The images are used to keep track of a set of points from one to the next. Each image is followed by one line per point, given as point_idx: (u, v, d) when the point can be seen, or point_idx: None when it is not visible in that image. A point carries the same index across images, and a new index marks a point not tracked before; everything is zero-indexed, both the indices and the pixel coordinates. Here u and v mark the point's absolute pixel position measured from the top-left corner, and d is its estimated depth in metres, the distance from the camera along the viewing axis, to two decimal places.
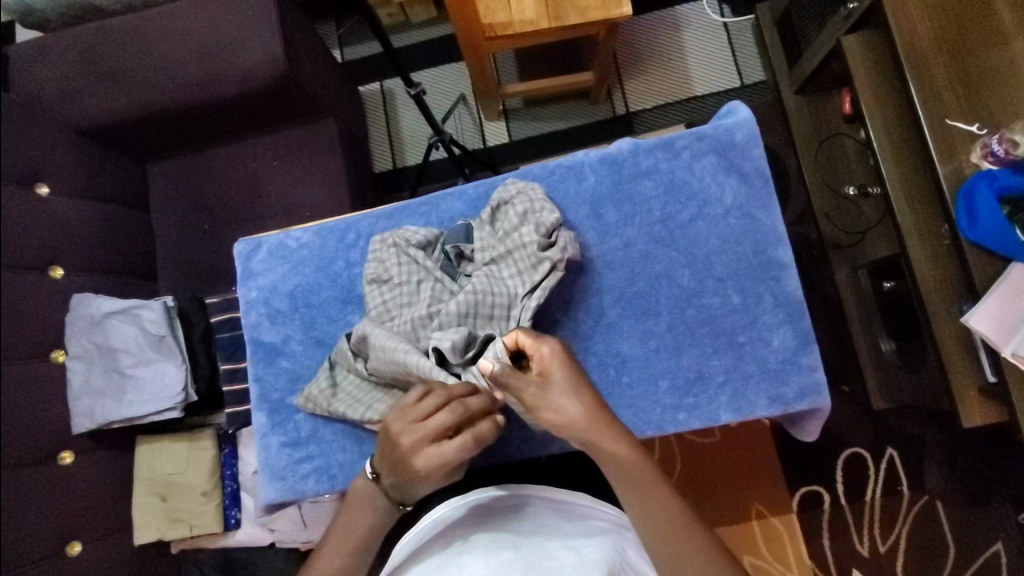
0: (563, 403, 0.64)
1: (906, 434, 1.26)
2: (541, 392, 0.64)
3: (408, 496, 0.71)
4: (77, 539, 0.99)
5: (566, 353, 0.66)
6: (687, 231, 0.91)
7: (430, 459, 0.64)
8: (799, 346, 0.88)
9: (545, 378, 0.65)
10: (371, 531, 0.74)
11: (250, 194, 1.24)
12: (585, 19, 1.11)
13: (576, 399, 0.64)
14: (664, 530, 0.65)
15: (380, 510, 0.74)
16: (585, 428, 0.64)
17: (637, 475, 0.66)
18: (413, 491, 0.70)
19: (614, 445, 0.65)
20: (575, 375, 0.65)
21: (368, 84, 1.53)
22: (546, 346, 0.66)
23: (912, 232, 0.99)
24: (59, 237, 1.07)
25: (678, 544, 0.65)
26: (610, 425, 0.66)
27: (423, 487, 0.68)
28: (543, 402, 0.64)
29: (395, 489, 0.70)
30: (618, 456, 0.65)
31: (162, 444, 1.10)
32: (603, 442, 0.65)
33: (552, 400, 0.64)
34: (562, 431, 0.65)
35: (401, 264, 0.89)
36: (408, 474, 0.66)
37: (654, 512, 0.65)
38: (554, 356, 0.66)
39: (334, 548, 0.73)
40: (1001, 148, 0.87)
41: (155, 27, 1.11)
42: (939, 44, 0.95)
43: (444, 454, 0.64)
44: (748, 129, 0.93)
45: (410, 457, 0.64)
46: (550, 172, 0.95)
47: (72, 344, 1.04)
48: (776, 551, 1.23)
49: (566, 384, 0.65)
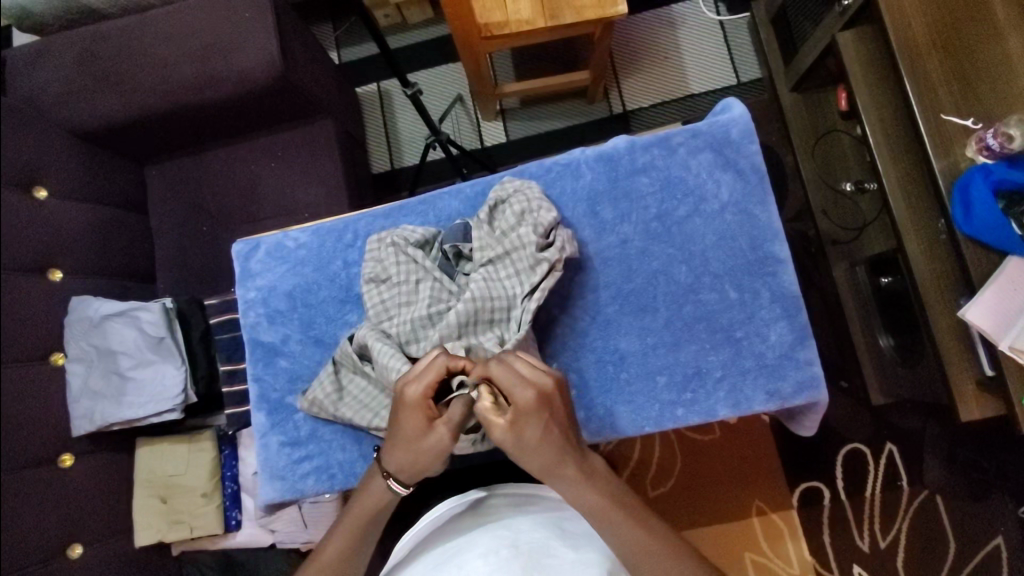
0: (525, 454, 0.65)
1: (906, 429, 1.26)
2: (513, 435, 0.65)
3: (402, 468, 0.72)
4: (78, 540, 0.99)
5: (538, 408, 0.64)
6: (684, 227, 0.92)
7: (412, 385, 0.68)
8: (796, 340, 0.88)
9: (517, 428, 0.64)
10: (372, 515, 0.74)
11: (248, 195, 1.24)
12: (581, 18, 1.11)
13: (539, 451, 0.65)
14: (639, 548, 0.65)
15: (379, 492, 0.74)
16: (543, 471, 0.66)
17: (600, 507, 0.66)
18: (412, 457, 0.70)
19: (569, 484, 0.67)
20: (544, 428, 0.65)
21: (365, 84, 1.53)
22: (520, 395, 0.64)
23: (908, 226, 0.99)
24: (59, 239, 1.07)
25: (660, 562, 0.66)
26: (575, 463, 0.67)
27: (413, 444, 0.70)
28: (509, 450, 0.66)
29: (390, 456, 0.72)
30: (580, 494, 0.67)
31: (162, 445, 1.10)
32: (566, 482, 0.66)
33: (519, 448, 0.65)
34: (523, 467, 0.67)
35: (400, 263, 0.88)
36: (398, 416, 0.70)
37: (626, 535, 0.65)
38: (528, 404, 0.64)
39: (335, 532, 0.75)
40: (995, 141, 0.87)
41: (151, 29, 1.11)
42: (934, 40, 0.95)
43: (420, 378, 0.69)
44: (743, 125, 0.93)
45: (400, 391, 0.69)
46: (547, 170, 0.96)
47: (72, 347, 1.04)
48: (778, 547, 1.23)
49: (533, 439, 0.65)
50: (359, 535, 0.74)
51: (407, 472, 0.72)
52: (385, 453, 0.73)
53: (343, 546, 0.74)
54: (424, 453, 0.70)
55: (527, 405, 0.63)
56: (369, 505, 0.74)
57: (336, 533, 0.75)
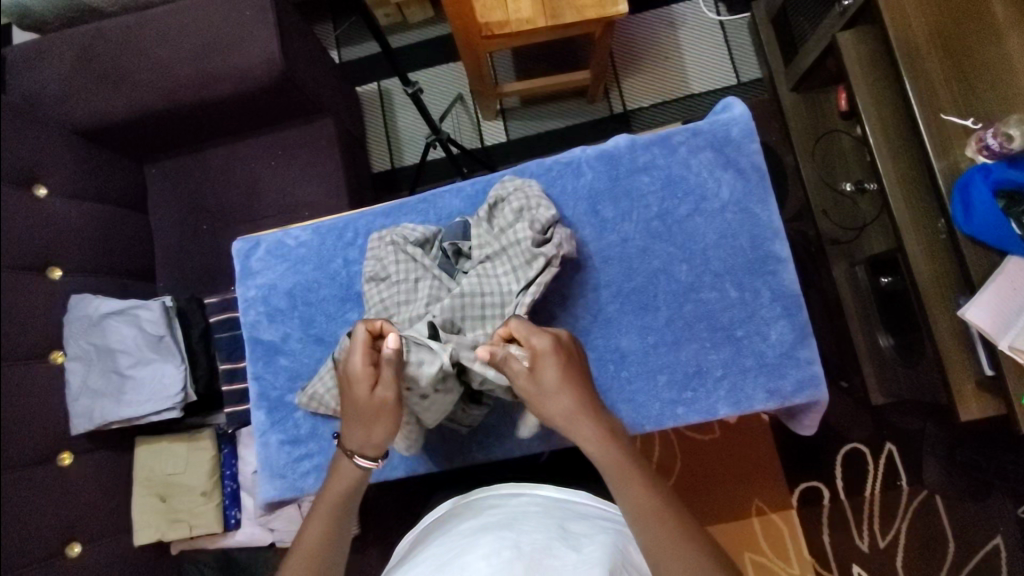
0: (551, 397, 0.68)
1: (906, 429, 1.26)
2: (533, 382, 0.68)
3: (368, 443, 0.71)
4: (77, 539, 0.99)
5: (556, 353, 0.68)
6: (684, 226, 0.92)
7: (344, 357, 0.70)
8: (796, 340, 0.88)
9: (534, 374, 0.68)
10: (347, 494, 0.72)
11: (248, 194, 1.24)
12: (582, 17, 1.11)
13: (560, 394, 0.68)
14: (641, 515, 0.62)
15: (345, 471, 0.72)
16: (563, 419, 0.68)
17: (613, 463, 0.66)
18: (377, 429, 0.70)
19: (591, 437, 0.67)
20: (563, 373, 0.68)
21: (365, 84, 1.53)
22: (538, 340, 0.68)
23: (909, 227, 0.99)
24: (58, 238, 1.07)
25: (670, 530, 0.61)
26: (590, 418, 0.68)
27: (358, 411, 0.70)
28: (534, 398, 0.68)
29: (352, 434, 0.71)
30: (597, 448, 0.67)
31: (161, 444, 1.10)
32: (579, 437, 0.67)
33: (538, 396, 0.68)
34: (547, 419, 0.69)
35: (400, 261, 0.88)
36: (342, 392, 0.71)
37: (634, 496, 0.64)
38: (547, 350, 0.68)
39: (310, 518, 0.70)
40: (995, 141, 0.87)
41: (151, 27, 1.11)
42: (934, 40, 0.95)
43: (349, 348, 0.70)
44: (743, 124, 0.93)
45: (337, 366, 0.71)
46: (547, 169, 0.96)
47: (71, 345, 1.03)
48: (778, 547, 1.23)
49: (553, 380, 0.68)
50: (341, 513, 0.70)
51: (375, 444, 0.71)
52: (348, 435, 0.72)
53: (328, 527, 0.69)
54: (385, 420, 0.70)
55: (546, 349, 0.67)
56: (338, 486, 0.72)
57: (316, 515, 0.70)
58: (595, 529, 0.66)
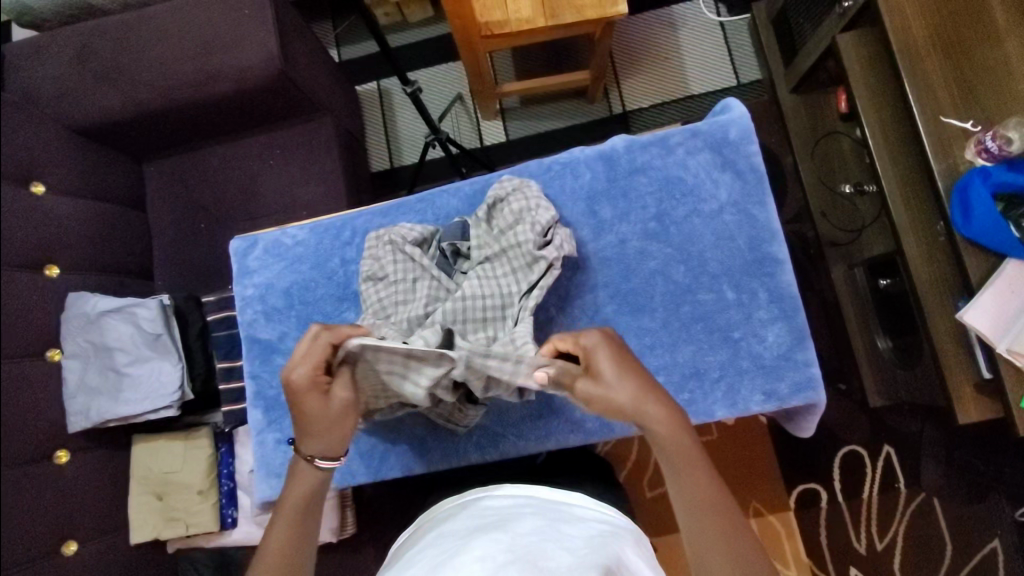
0: (614, 387, 0.66)
1: (904, 432, 1.26)
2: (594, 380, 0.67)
3: (325, 443, 0.73)
4: (72, 539, 0.98)
5: (608, 345, 0.68)
6: (682, 227, 0.92)
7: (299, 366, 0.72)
8: (793, 342, 0.88)
9: (593, 370, 0.67)
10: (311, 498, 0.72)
11: (247, 193, 1.24)
12: (581, 17, 1.11)
13: (622, 383, 0.66)
14: (700, 506, 0.63)
15: (305, 476, 0.72)
16: (631, 408, 0.65)
17: (678, 450, 0.65)
18: (335, 432, 0.73)
19: (658, 423, 0.65)
20: (622, 363, 0.67)
21: (364, 83, 1.53)
22: (589, 338, 0.68)
23: (908, 229, 0.99)
24: (56, 235, 1.07)
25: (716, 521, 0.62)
26: (657, 400, 0.66)
27: (314, 415, 0.72)
28: (593, 396, 0.67)
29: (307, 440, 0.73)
30: (659, 435, 0.65)
31: (158, 443, 1.09)
32: (647, 420, 0.65)
33: (602, 389, 0.66)
34: (614, 415, 0.67)
35: (397, 261, 0.88)
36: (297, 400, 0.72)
37: (692, 484, 0.64)
38: (599, 345, 0.68)
39: (277, 525, 0.69)
40: (994, 144, 0.87)
41: (151, 26, 1.11)
42: (934, 42, 0.95)
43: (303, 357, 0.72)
44: (742, 125, 0.93)
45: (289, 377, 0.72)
46: (546, 169, 0.95)
47: (68, 343, 1.03)
48: (775, 549, 1.23)
49: (611, 372, 0.67)
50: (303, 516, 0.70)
51: (335, 445, 0.74)
52: (304, 442, 0.73)
53: (294, 529, 0.69)
54: (341, 420, 0.74)
55: (597, 344, 0.67)
56: (301, 490, 0.72)
57: (279, 519, 0.70)
58: (591, 531, 0.65)
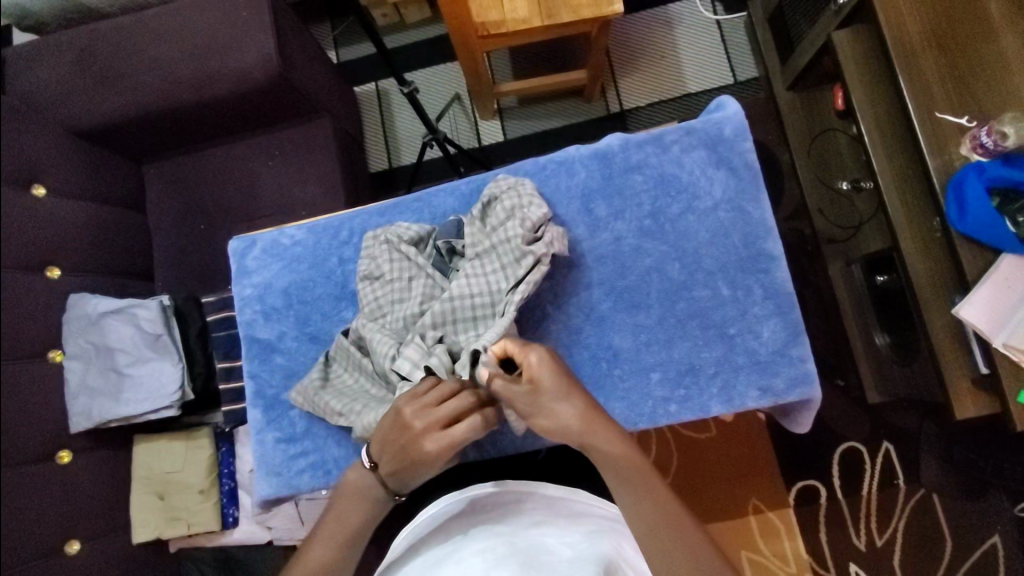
0: (557, 408, 0.66)
1: (902, 427, 1.26)
2: (535, 397, 0.66)
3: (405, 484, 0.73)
4: (76, 538, 0.99)
5: (554, 361, 0.67)
6: (677, 224, 0.92)
7: (436, 440, 0.69)
8: (788, 338, 0.88)
9: (534, 382, 0.66)
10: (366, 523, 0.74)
11: (246, 194, 1.25)
12: (577, 17, 1.11)
13: (569, 399, 0.66)
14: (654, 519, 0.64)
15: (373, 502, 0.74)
16: (579, 428, 0.66)
17: (631, 468, 0.66)
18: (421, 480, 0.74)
19: (607, 443, 0.67)
20: (563, 377, 0.67)
21: (362, 84, 1.54)
22: (534, 354, 0.67)
23: (902, 223, 0.99)
24: (57, 238, 1.08)
25: (673, 537, 0.64)
26: (602, 420, 0.67)
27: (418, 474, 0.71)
28: (539, 409, 0.67)
29: (392, 478, 0.73)
30: (612, 455, 0.66)
31: (159, 442, 1.11)
32: (596, 440, 0.66)
33: (544, 408, 0.66)
34: (554, 433, 0.67)
35: (393, 260, 0.89)
36: (411, 456, 0.70)
37: (644, 503, 0.65)
38: (542, 360, 0.66)
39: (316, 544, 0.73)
40: (989, 139, 0.88)
41: (150, 30, 1.11)
42: (929, 38, 0.95)
43: (444, 436, 0.69)
44: (737, 123, 0.93)
45: (416, 438, 0.69)
46: (541, 167, 0.96)
47: (70, 343, 1.04)
48: (776, 546, 1.23)
49: (555, 386, 0.66)
50: (353, 543, 0.74)
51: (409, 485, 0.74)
52: (388, 477, 0.73)
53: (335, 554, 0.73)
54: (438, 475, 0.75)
55: (542, 361, 0.66)
56: (358, 519, 0.74)
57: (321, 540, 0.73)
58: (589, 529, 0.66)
